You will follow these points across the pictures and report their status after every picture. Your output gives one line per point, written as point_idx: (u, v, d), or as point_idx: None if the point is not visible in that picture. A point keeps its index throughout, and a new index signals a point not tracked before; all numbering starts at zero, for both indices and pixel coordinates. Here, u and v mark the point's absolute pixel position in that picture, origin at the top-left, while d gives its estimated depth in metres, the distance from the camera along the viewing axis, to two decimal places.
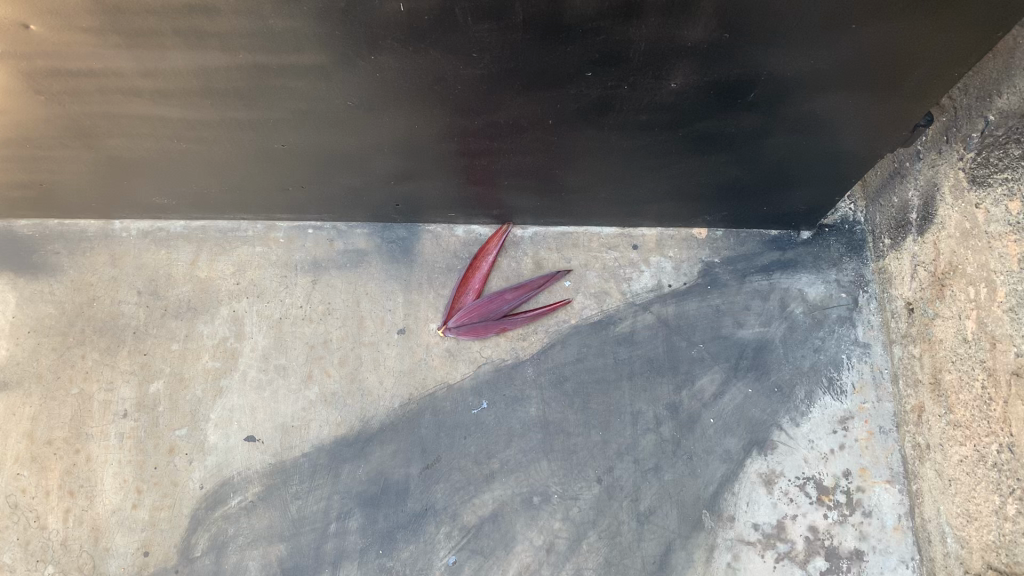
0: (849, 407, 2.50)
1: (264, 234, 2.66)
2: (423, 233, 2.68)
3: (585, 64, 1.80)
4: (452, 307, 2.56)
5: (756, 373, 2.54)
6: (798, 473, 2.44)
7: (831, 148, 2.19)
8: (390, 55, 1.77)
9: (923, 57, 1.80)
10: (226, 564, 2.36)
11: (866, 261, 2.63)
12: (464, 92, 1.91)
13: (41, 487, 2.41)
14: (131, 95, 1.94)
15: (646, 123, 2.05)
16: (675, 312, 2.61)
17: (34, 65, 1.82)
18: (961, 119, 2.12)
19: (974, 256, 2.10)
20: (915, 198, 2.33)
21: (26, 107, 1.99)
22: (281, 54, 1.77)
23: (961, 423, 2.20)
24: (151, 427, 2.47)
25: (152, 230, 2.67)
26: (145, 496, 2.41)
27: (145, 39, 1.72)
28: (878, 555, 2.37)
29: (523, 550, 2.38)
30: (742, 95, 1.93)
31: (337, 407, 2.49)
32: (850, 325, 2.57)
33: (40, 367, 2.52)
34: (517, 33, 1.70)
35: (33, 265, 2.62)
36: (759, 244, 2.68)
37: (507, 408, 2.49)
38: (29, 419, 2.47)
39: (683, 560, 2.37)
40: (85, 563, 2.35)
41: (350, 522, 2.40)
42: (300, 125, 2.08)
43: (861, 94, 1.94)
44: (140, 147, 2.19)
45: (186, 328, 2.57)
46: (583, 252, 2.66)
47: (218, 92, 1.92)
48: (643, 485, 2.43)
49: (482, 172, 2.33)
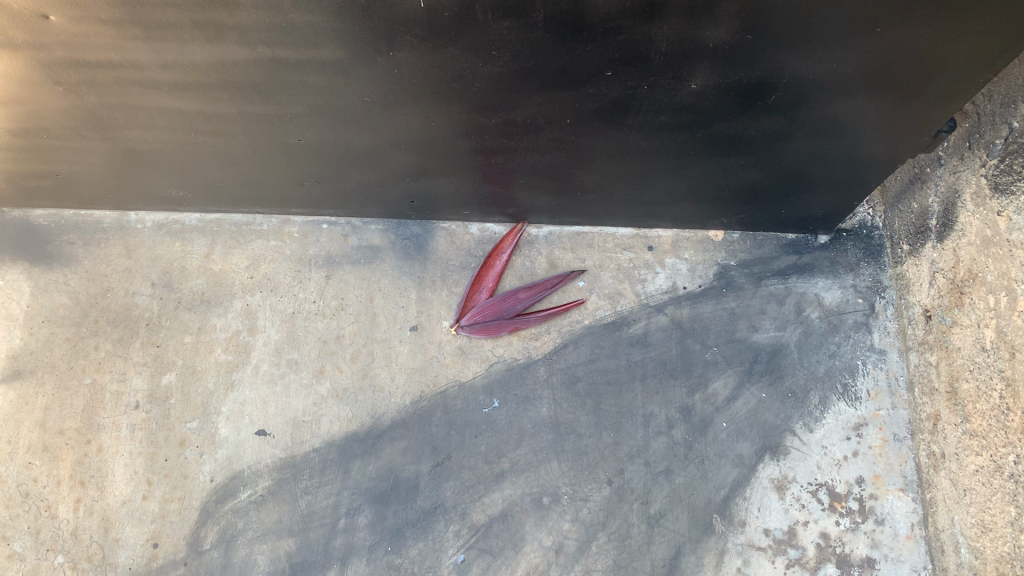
0: (863, 414, 2.47)
1: (278, 228, 2.66)
2: (438, 230, 2.67)
3: (605, 63, 1.78)
4: (464, 306, 2.55)
5: (771, 378, 2.52)
6: (810, 479, 2.42)
7: (851, 152, 2.17)
8: (410, 52, 1.77)
9: (947, 62, 1.78)
10: (235, 558, 2.36)
11: (883, 267, 2.60)
12: (482, 90, 1.90)
13: (53, 476, 2.42)
14: (150, 87, 1.94)
15: (665, 124, 2.03)
16: (690, 314, 2.59)
17: (54, 55, 1.82)
18: (984, 126, 2.09)
19: (995, 263, 2.08)
20: (936, 204, 2.30)
21: (45, 97, 2.00)
22: (299, 49, 1.76)
23: (978, 433, 2.18)
24: (163, 418, 2.47)
25: (167, 222, 2.67)
26: (156, 487, 2.41)
27: (164, 32, 1.72)
28: (890, 564, 2.36)
29: (532, 550, 2.37)
30: (762, 98, 1.91)
31: (348, 402, 2.48)
32: (866, 331, 2.55)
33: (54, 357, 2.53)
34: (537, 31, 1.69)
35: (48, 254, 2.62)
36: (776, 248, 2.66)
37: (519, 408, 2.48)
38: (41, 408, 2.48)
39: (693, 563, 2.36)
40: (95, 553, 2.36)
41: (359, 519, 2.40)
42: (316, 120, 2.07)
43: (884, 98, 1.92)
44: (157, 139, 2.19)
45: (200, 320, 2.57)
46: (598, 252, 2.64)
47: (237, 85, 1.92)
48: (654, 487, 2.42)
49: (498, 170, 2.31)
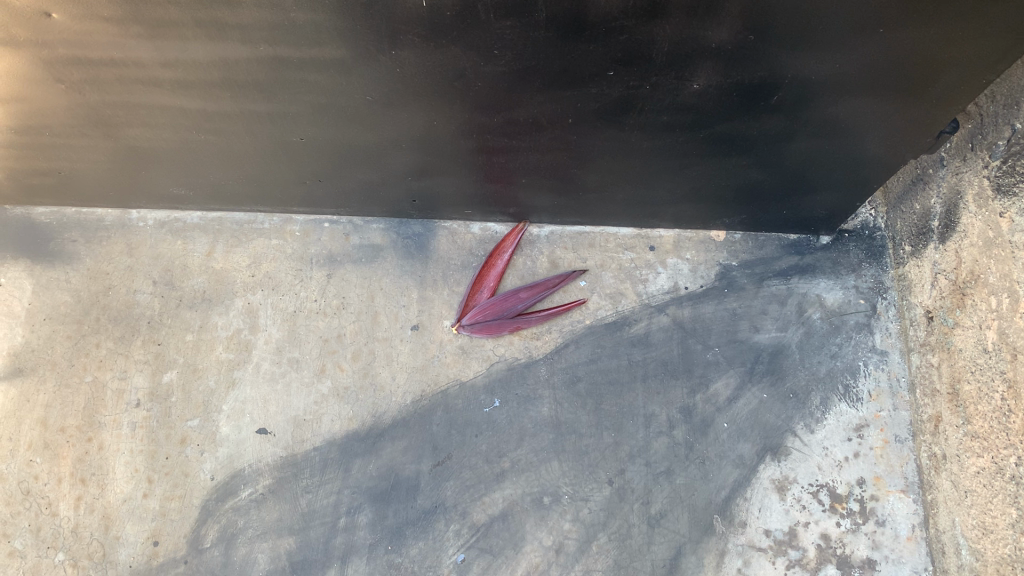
0: (865, 415, 2.47)
1: (280, 227, 2.66)
2: (439, 229, 2.67)
3: (607, 63, 1.78)
4: (466, 305, 2.55)
5: (772, 379, 2.52)
6: (811, 480, 2.42)
7: (853, 153, 2.16)
8: (412, 50, 1.77)
9: (949, 63, 1.78)
10: (235, 557, 2.36)
11: (885, 268, 2.60)
12: (484, 89, 1.90)
13: (54, 474, 2.42)
14: (152, 85, 1.94)
15: (667, 124, 2.03)
16: (691, 314, 2.59)
17: (56, 53, 1.82)
18: (987, 127, 2.09)
19: (997, 265, 2.07)
20: (938, 205, 2.30)
21: (47, 95, 2.00)
22: (300, 48, 1.76)
23: (979, 434, 2.17)
24: (164, 417, 2.47)
25: (169, 221, 2.67)
26: (156, 485, 2.42)
27: (166, 30, 1.72)
28: (891, 565, 2.35)
29: (532, 550, 2.37)
30: (764, 98, 1.91)
31: (348, 401, 2.48)
32: (868, 332, 2.55)
33: (55, 354, 2.53)
34: (539, 30, 1.69)
35: (50, 252, 2.62)
36: (778, 249, 2.66)
37: (520, 408, 2.48)
38: (42, 406, 2.48)
39: (694, 564, 2.36)
40: (95, 551, 2.36)
41: (359, 518, 2.40)
42: (318, 119, 2.07)
43: (886, 99, 1.92)
44: (159, 138, 2.20)
45: (201, 318, 2.57)
46: (599, 252, 2.64)
47: (239, 84, 1.92)
48: (654, 487, 2.42)
49: (500, 169, 2.31)
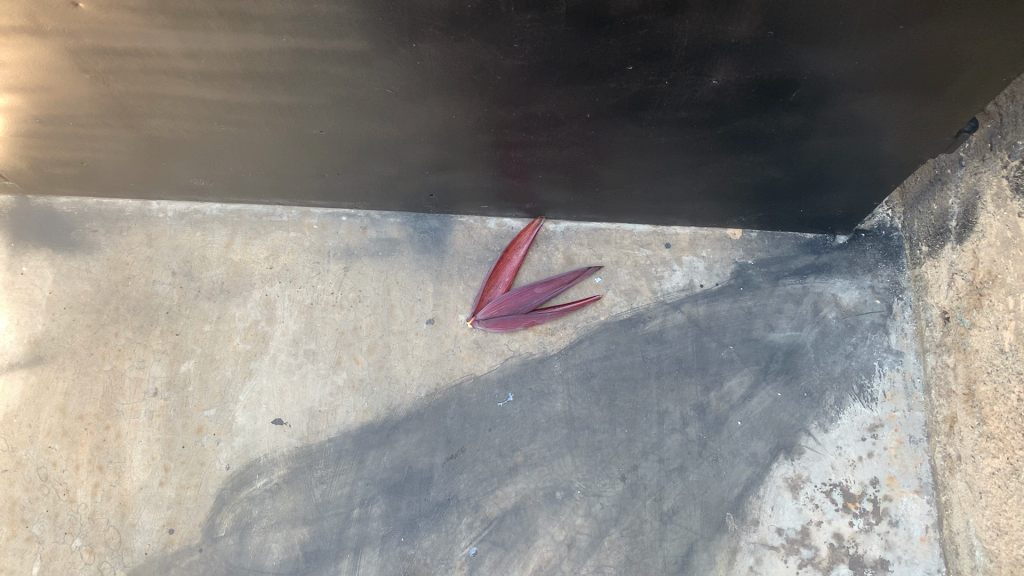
0: (879, 415, 2.47)
1: (298, 220, 2.68)
2: (456, 224, 2.69)
3: (627, 58, 1.79)
4: (481, 299, 2.56)
5: (786, 377, 2.52)
6: (824, 479, 2.42)
7: (871, 151, 2.16)
8: (432, 43, 1.78)
9: (969, 61, 1.77)
10: (249, 546, 2.38)
11: (901, 269, 2.59)
12: (503, 83, 1.91)
13: (72, 460, 2.45)
14: (175, 75, 1.96)
15: (684, 120, 2.03)
16: (706, 312, 2.59)
17: (82, 43, 1.85)
18: (1007, 127, 2.08)
19: (1015, 265, 2.07)
20: (956, 205, 2.30)
21: (72, 84, 2.02)
22: (322, 40, 1.78)
23: (994, 435, 2.17)
24: (181, 406, 2.50)
25: (188, 212, 2.69)
26: (172, 474, 2.44)
27: (191, 20, 1.74)
28: (903, 565, 2.35)
29: (544, 544, 2.38)
30: (783, 95, 1.91)
31: (363, 393, 2.50)
32: (883, 332, 2.55)
33: (75, 342, 2.56)
34: (560, 24, 1.70)
35: (71, 242, 2.65)
36: (794, 248, 2.66)
37: (533, 402, 2.49)
38: (62, 393, 2.51)
39: (705, 561, 2.36)
40: (112, 538, 2.38)
41: (372, 509, 2.41)
42: (336, 111, 2.09)
43: (905, 97, 1.91)
44: (180, 129, 2.22)
45: (219, 309, 2.59)
46: (615, 249, 2.65)
47: (260, 75, 1.94)
48: (667, 484, 2.42)
49: (517, 165, 2.33)
